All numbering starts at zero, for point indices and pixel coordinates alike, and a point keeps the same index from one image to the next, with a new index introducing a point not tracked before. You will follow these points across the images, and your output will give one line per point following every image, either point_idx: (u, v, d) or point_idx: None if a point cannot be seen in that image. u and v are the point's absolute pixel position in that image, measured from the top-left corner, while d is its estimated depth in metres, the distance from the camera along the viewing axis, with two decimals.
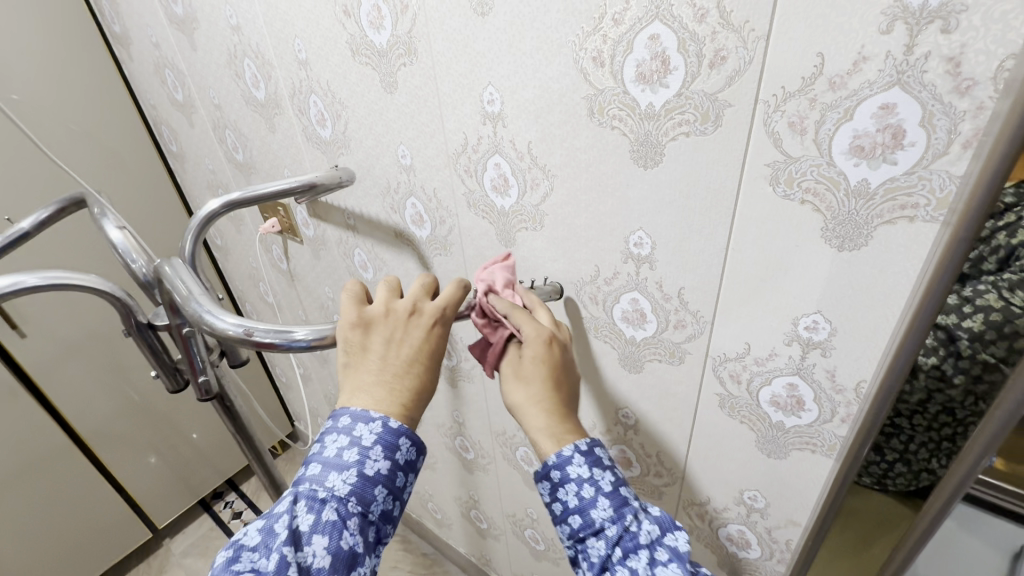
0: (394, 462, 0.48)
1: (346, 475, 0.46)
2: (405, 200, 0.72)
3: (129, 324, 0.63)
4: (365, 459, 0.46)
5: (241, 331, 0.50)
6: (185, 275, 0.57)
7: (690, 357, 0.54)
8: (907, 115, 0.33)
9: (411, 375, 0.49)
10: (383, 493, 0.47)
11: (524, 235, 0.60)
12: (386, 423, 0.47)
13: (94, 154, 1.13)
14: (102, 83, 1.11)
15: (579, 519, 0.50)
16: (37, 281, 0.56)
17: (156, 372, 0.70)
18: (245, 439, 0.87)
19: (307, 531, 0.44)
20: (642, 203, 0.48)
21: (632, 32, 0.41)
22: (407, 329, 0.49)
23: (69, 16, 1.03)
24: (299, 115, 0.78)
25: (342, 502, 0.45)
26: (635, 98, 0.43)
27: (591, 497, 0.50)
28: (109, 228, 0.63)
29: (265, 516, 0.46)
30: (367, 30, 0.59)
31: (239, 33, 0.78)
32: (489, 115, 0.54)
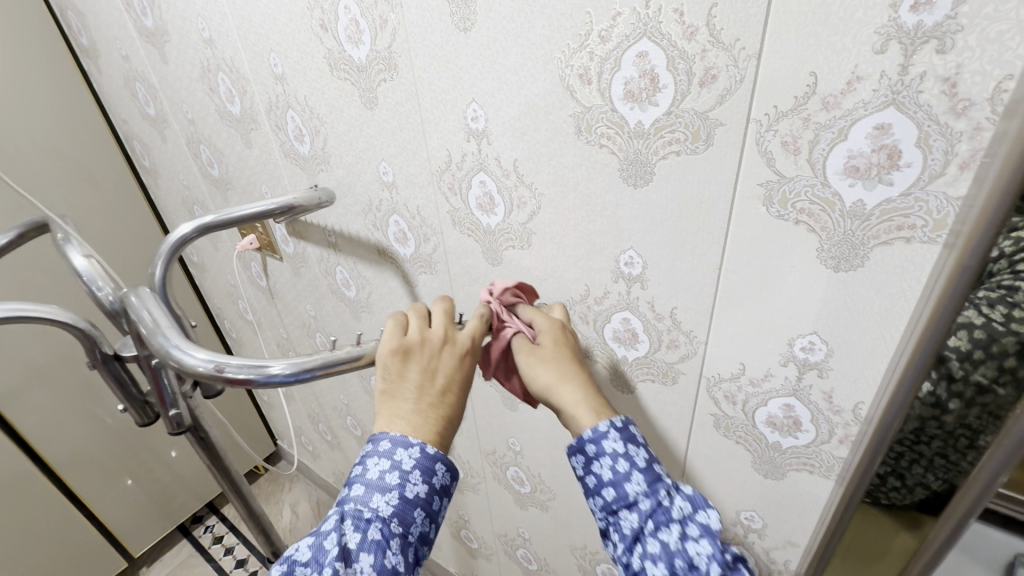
0: (432, 486, 0.45)
1: (390, 495, 0.43)
2: (388, 217, 0.70)
3: (93, 357, 0.60)
4: (407, 482, 0.44)
5: (212, 368, 0.47)
6: (152, 304, 0.54)
7: (684, 377, 0.53)
8: (902, 136, 0.32)
9: (445, 404, 0.47)
10: (422, 517, 0.44)
11: (511, 254, 0.58)
12: (424, 448, 0.45)
13: (63, 170, 1.09)
14: (70, 97, 1.07)
15: (612, 493, 0.46)
16: None
17: (124, 406, 0.66)
18: (222, 469, 0.83)
19: (355, 547, 0.41)
20: (632, 223, 0.47)
21: (620, 49, 0.40)
22: (445, 356, 0.48)
23: (33, 27, 0.99)
24: (276, 130, 0.75)
25: (385, 523, 0.42)
26: (624, 116, 0.42)
27: (626, 471, 0.45)
28: (73, 256, 0.59)
29: (314, 529, 0.43)
30: (345, 45, 0.57)
31: (212, 46, 0.75)
32: (473, 132, 0.53)
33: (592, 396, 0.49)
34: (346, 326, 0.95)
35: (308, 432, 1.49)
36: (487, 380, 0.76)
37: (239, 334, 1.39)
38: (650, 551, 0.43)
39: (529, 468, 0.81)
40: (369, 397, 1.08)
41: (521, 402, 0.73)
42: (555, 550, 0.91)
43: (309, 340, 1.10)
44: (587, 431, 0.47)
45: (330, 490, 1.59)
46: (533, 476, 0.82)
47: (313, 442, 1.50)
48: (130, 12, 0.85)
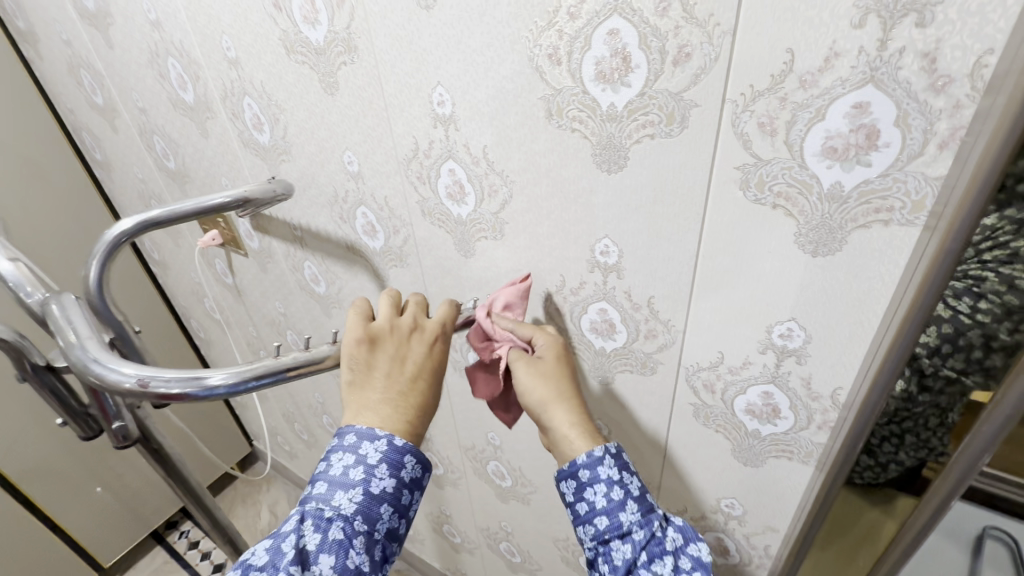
0: (400, 480, 0.43)
1: (353, 492, 0.42)
2: (355, 210, 0.66)
3: (23, 368, 0.56)
4: (371, 477, 0.42)
5: (136, 383, 0.43)
6: (75, 314, 0.50)
7: (663, 366, 0.51)
8: (881, 115, 0.31)
9: (415, 392, 0.45)
10: (389, 512, 0.43)
11: (484, 245, 0.56)
12: (391, 441, 0.43)
13: (8, 164, 1.01)
14: (10, 86, 1.00)
15: (605, 522, 0.47)
16: None
17: (64, 420, 0.62)
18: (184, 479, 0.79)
19: (314, 549, 0.39)
20: (607, 210, 0.45)
21: (590, 27, 0.38)
22: (414, 343, 0.47)
23: None
24: (234, 119, 0.71)
25: (347, 520, 0.41)
26: (596, 98, 0.40)
27: (620, 499, 0.47)
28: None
29: (274, 532, 0.41)
30: (301, 25, 0.54)
31: (159, 29, 0.70)
32: (440, 118, 0.50)
33: (581, 417, 0.50)
34: (317, 323, 0.92)
35: (285, 431, 1.45)
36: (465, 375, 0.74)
37: (207, 334, 1.33)
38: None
39: (509, 462, 0.80)
40: None
41: None
42: (539, 542, 0.90)
43: (280, 339, 1.06)
44: (580, 457, 0.48)
45: None
46: (513, 470, 0.81)
47: (290, 441, 1.46)
48: None
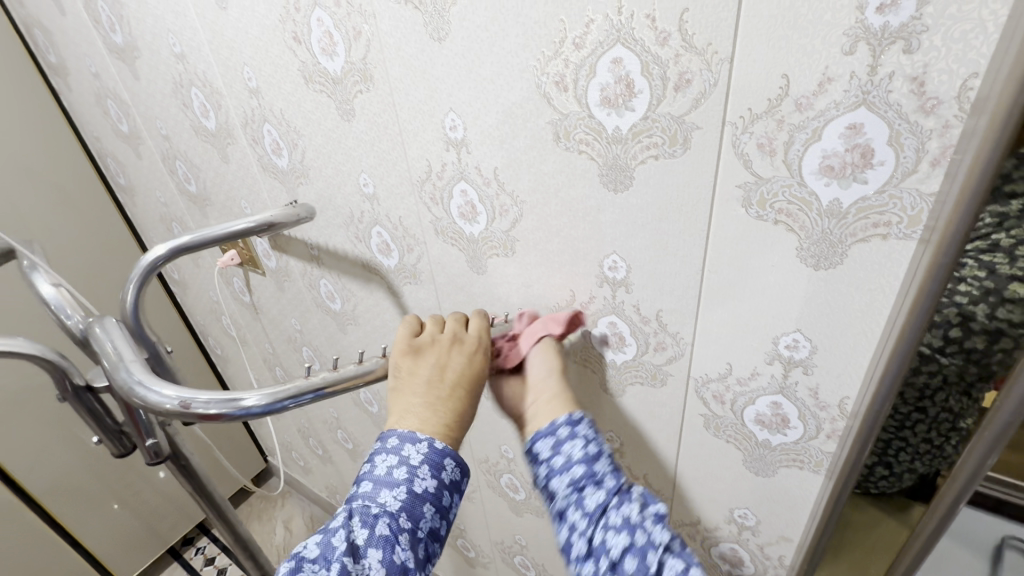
0: (441, 481, 0.44)
1: (397, 491, 0.43)
2: (370, 229, 0.69)
3: (64, 389, 0.58)
4: (414, 476, 0.43)
5: (179, 405, 0.45)
6: (116, 334, 0.53)
7: (673, 378, 0.53)
8: (875, 135, 0.32)
9: (454, 398, 0.47)
10: (432, 511, 0.43)
11: (495, 262, 0.58)
12: (431, 444, 0.44)
13: (36, 191, 1.06)
14: (42, 115, 1.05)
15: (581, 470, 0.47)
16: None
17: (98, 437, 0.64)
18: (205, 495, 0.81)
19: (362, 544, 0.41)
20: (614, 227, 0.47)
21: (594, 56, 0.39)
22: (452, 353, 0.49)
23: None
24: (253, 144, 0.74)
25: (393, 517, 0.42)
26: (601, 122, 0.42)
27: (595, 452, 0.48)
28: (42, 284, 0.58)
29: (326, 527, 0.43)
30: (320, 57, 0.57)
31: (184, 61, 0.73)
32: (452, 142, 0.52)
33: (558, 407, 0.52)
34: (333, 340, 0.94)
35: (299, 446, 1.47)
36: None
37: (224, 351, 1.36)
38: (613, 523, 0.44)
39: (523, 475, 0.81)
40: (360, 409, 1.06)
41: None
42: (553, 555, 0.90)
43: (296, 355, 1.08)
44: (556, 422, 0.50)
45: (323, 504, 1.57)
46: (527, 483, 0.82)
47: (305, 456, 1.48)
48: (98, 28, 0.83)
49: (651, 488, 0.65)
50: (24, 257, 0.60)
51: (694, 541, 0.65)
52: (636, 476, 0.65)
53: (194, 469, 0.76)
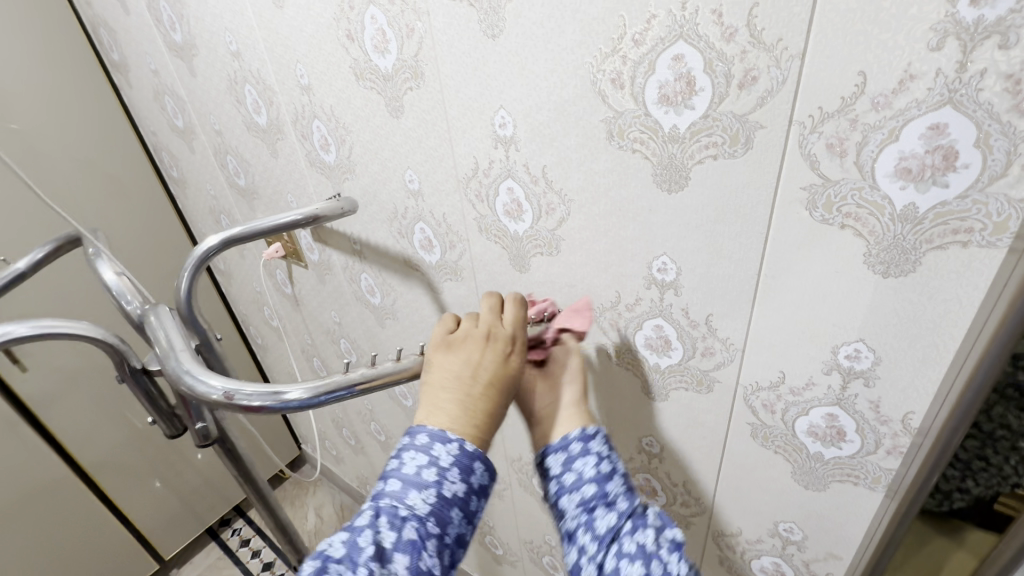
0: (469, 485, 0.45)
1: (426, 493, 0.43)
2: (413, 225, 0.70)
3: (122, 371, 0.61)
4: (444, 479, 0.44)
5: (223, 395, 0.47)
6: (169, 323, 0.55)
7: (720, 385, 0.51)
8: (960, 136, 0.31)
9: (485, 398, 0.46)
10: (459, 517, 0.44)
11: (539, 260, 0.58)
12: (462, 446, 0.45)
13: (93, 181, 1.12)
14: (103, 110, 1.10)
15: (592, 490, 0.47)
16: (26, 331, 0.53)
17: (152, 418, 0.67)
18: (246, 479, 0.84)
19: (390, 546, 0.41)
20: (666, 228, 0.46)
21: (654, 53, 0.39)
22: (483, 348, 0.48)
23: (65, 46, 1.03)
24: (302, 139, 0.76)
25: (421, 521, 0.42)
26: (658, 120, 0.41)
27: (608, 471, 0.48)
28: (105, 271, 0.61)
29: (350, 524, 0.43)
30: (372, 54, 0.57)
31: (239, 59, 0.76)
32: (501, 139, 0.52)
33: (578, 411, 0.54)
34: (370, 333, 0.96)
35: (333, 436, 1.51)
36: None
37: (264, 340, 1.40)
38: (625, 550, 0.44)
39: None
40: (394, 402, 1.08)
41: None
42: None
43: (333, 347, 1.11)
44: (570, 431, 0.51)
45: (353, 494, 1.61)
46: None
47: (337, 446, 1.51)
48: (159, 27, 0.86)
49: (690, 496, 0.63)
50: (92, 245, 0.64)
51: (733, 553, 0.64)
52: (675, 483, 0.64)
53: (239, 453, 0.79)
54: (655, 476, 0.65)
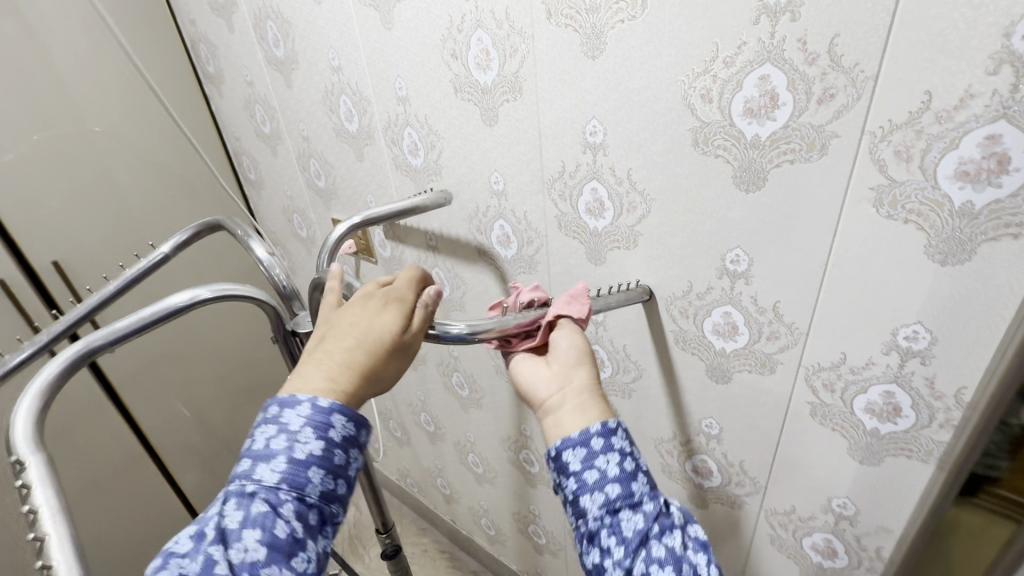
0: (329, 441, 0.45)
1: (275, 463, 0.43)
2: (493, 223, 0.77)
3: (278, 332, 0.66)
4: (294, 443, 0.44)
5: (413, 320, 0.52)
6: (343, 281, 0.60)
7: (783, 366, 0.57)
8: (1012, 144, 0.37)
9: (337, 357, 0.47)
10: (319, 475, 0.45)
11: (616, 254, 0.65)
12: (313, 404, 0.45)
13: (164, 183, 1.22)
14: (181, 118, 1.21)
15: (617, 490, 0.47)
16: (209, 294, 0.54)
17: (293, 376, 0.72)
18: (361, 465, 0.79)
19: (236, 527, 0.40)
20: (741, 224, 0.53)
21: (743, 73, 0.46)
22: (358, 310, 0.49)
23: (157, 59, 1.14)
24: (391, 145, 0.85)
25: (273, 489, 0.42)
26: (742, 130, 0.48)
27: (632, 470, 0.48)
28: (256, 247, 0.66)
29: (200, 522, 0.42)
30: (473, 70, 0.66)
31: (339, 72, 0.85)
32: (590, 145, 0.60)
33: None
34: None
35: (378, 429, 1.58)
36: None
37: None
38: None
39: None
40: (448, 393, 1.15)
41: (609, 395, 0.79)
42: None
43: None
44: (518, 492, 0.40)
45: (393, 486, 1.67)
46: None
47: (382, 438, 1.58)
48: (261, 43, 0.97)
49: (745, 476, 0.69)
50: (238, 228, 0.69)
51: (784, 531, 0.69)
52: (731, 463, 0.69)
53: None
54: (712, 456, 0.71)
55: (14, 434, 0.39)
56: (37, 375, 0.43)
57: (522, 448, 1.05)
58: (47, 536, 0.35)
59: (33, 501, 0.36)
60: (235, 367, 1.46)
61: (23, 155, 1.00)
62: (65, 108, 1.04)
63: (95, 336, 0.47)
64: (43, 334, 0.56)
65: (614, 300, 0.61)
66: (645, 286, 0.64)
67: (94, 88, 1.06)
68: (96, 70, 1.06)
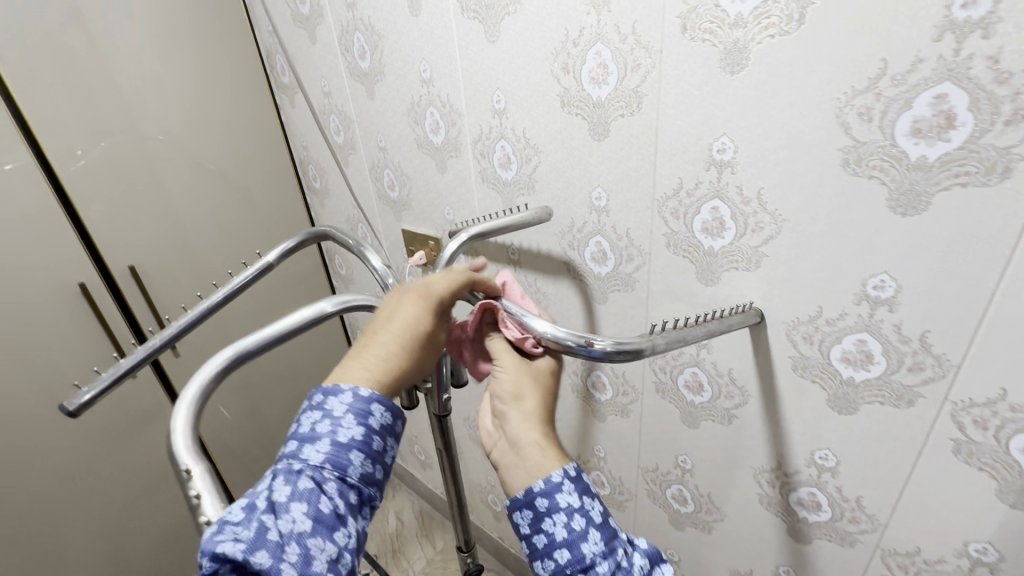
0: (370, 427, 0.47)
1: (320, 445, 0.45)
2: (589, 238, 0.75)
3: None
4: (338, 427, 0.46)
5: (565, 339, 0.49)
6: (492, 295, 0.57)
7: (923, 400, 0.54)
8: None
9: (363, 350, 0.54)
10: (360, 459, 0.46)
11: (732, 274, 0.62)
12: (353, 391, 0.48)
13: (221, 192, 1.21)
14: (245, 125, 1.21)
15: (567, 555, 0.45)
16: (334, 307, 0.54)
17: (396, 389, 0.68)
18: (451, 483, 0.77)
19: (284, 500, 0.41)
20: (892, 249, 0.50)
21: (915, 92, 0.44)
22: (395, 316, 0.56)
23: (225, 68, 1.15)
24: (480, 158, 0.84)
25: (318, 468, 0.44)
26: (906, 150, 0.46)
27: (582, 529, 0.45)
28: (371, 257, 0.66)
29: (246, 496, 0.41)
30: (586, 85, 0.65)
31: (430, 85, 0.85)
32: (716, 162, 0.58)
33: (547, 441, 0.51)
34: None
35: (425, 441, 1.56)
36: (665, 397, 0.80)
37: None
38: None
39: (697, 487, 0.83)
40: None
41: (704, 419, 0.76)
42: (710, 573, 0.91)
43: None
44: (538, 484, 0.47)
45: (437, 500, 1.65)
46: (700, 495, 0.84)
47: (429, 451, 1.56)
48: (345, 55, 0.98)
49: (861, 512, 0.65)
50: (349, 238, 0.69)
51: (903, 573, 0.65)
52: (846, 498, 0.65)
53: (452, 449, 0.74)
54: (822, 490, 0.67)
55: (175, 441, 0.40)
56: (192, 381, 0.45)
57: (591, 469, 1.02)
58: (207, 518, 0.38)
59: (205, 513, 0.39)
60: (292, 370, 1.48)
61: (93, 159, 1.00)
62: (130, 114, 1.03)
63: (244, 342, 0.49)
64: (148, 344, 0.59)
65: (735, 320, 0.59)
66: (757, 309, 0.62)
67: (165, 96, 1.07)
68: (170, 78, 1.07)
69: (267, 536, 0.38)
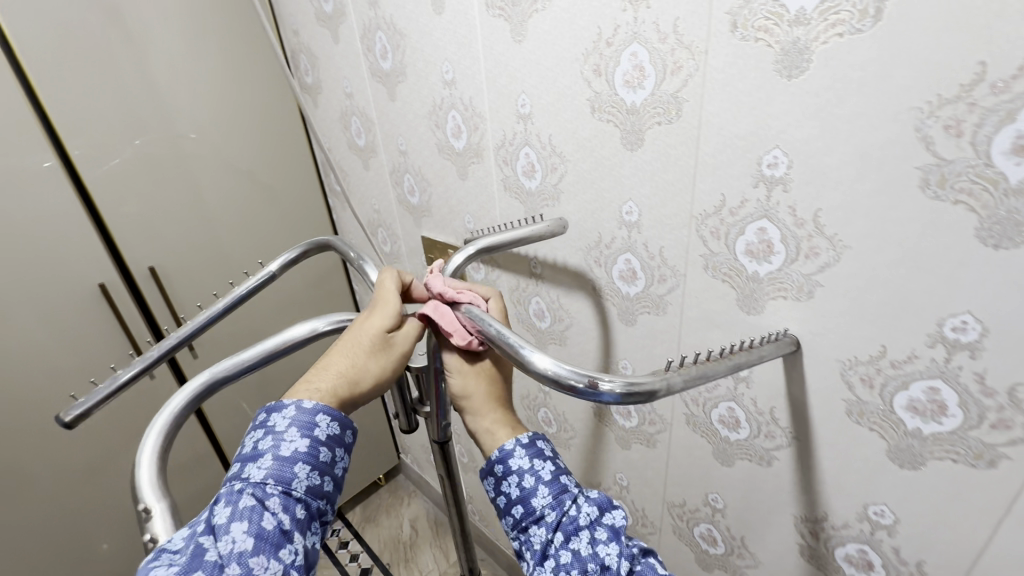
0: (314, 437, 0.46)
1: (262, 462, 0.44)
2: (617, 255, 0.69)
3: None
4: (280, 442, 0.45)
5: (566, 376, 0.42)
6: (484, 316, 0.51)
7: (1008, 463, 0.46)
8: None
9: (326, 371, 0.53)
10: (306, 470, 0.45)
11: (779, 303, 0.55)
12: (300, 405, 0.47)
13: (248, 193, 1.19)
14: (274, 126, 1.18)
15: (522, 510, 0.49)
16: (327, 326, 0.54)
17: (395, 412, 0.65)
18: (457, 511, 0.73)
19: (224, 521, 0.39)
20: (979, 286, 0.42)
21: (1020, 102, 0.36)
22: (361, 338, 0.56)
23: (258, 68, 1.12)
24: (503, 165, 0.79)
25: (259, 485, 0.42)
26: (1003, 172, 0.38)
27: (533, 485, 0.49)
28: (373, 272, 0.62)
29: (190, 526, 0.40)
30: (619, 89, 0.59)
31: (452, 87, 0.80)
32: (766, 178, 0.51)
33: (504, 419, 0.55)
34: None
35: None
36: (696, 430, 0.73)
37: None
38: (561, 562, 0.45)
39: (729, 528, 0.76)
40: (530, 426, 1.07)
41: (739, 458, 0.69)
42: None
43: None
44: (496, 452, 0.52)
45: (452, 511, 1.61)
46: (731, 538, 0.77)
47: None
48: (367, 55, 0.94)
49: None
50: (352, 252, 0.66)
51: None
52: (904, 561, 0.57)
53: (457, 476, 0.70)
54: (875, 549, 0.59)
55: (141, 477, 0.40)
56: (164, 408, 0.45)
57: (612, 497, 0.96)
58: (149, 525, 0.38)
59: (151, 526, 0.39)
60: None
61: (123, 158, 0.99)
62: (161, 112, 1.02)
63: (220, 365, 0.49)
64: (146, 356, 0.57)
65: (768, 352, 0.52)
66: (793, 335, 0.56)
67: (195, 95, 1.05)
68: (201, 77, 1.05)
69: (203, 558, 0.37)
